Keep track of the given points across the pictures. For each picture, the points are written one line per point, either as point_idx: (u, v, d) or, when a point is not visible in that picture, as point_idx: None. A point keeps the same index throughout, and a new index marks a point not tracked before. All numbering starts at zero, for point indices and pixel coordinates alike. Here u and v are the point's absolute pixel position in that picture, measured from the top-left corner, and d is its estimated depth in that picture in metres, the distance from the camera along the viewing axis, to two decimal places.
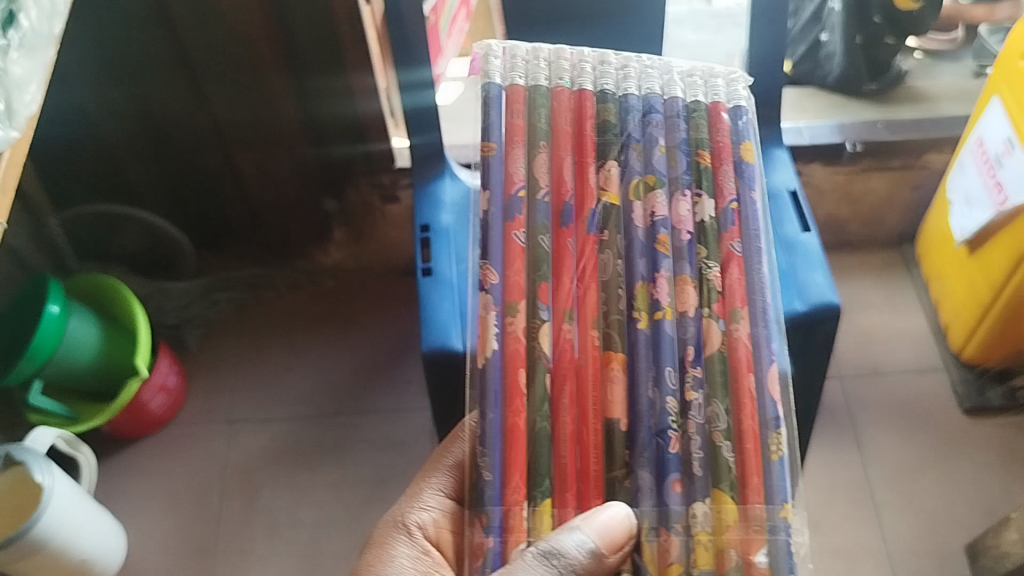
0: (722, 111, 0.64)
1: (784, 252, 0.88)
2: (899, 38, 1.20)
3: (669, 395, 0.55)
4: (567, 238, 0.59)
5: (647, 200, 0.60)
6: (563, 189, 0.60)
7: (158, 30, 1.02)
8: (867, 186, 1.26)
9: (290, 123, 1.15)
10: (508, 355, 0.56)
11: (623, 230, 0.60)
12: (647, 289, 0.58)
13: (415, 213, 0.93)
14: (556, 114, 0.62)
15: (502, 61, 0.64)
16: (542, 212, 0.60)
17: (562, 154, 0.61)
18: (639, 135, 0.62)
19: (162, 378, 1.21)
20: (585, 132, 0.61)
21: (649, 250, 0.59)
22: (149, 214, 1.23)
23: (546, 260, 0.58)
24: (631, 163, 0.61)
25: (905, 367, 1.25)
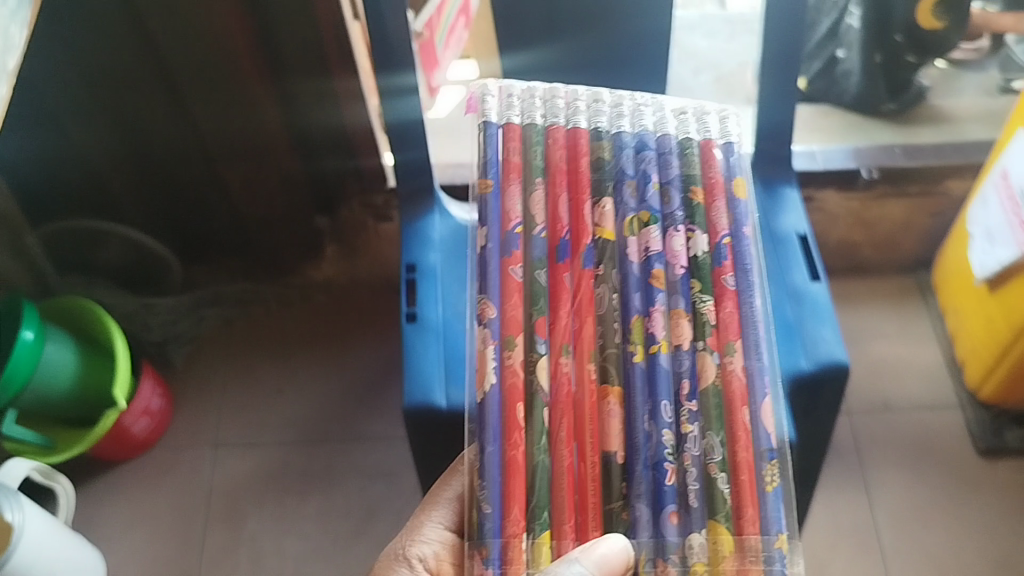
0: (714, 149, 0.62)
1: (791, 303, 0.82)
2: (921, 56, 1.14)
3: (665, 429, 0.55)
4: (564, 273, 0.58)
5: (641, 236, 0.59)
6: (559, 226, 0.59)
7: (132, 33, 0.96)
8: (883, 213, 1.20)
9: (277, 139, 1.09)
10: (506, 389, 0.55)
11: (617, 264, 0.59)
12: (642, 323, 0.57)
13: (403, 249, 0.88)
14: (552, 150, 0.61)
15: (497, 104, 0.62)
16: (538, 247, 0.58)
17: (558, 189, 0.60)
18: (633, 171, 0.61)
19: (145, 401, 1.17)
20: (581, 169, 0.60)
21: (643, 285, 0.58)
22: (132, 230, 1.18)
23: (542, 295, 0.57)
24: (625, 199, 0.60)
25: (918, 404, 1.19)
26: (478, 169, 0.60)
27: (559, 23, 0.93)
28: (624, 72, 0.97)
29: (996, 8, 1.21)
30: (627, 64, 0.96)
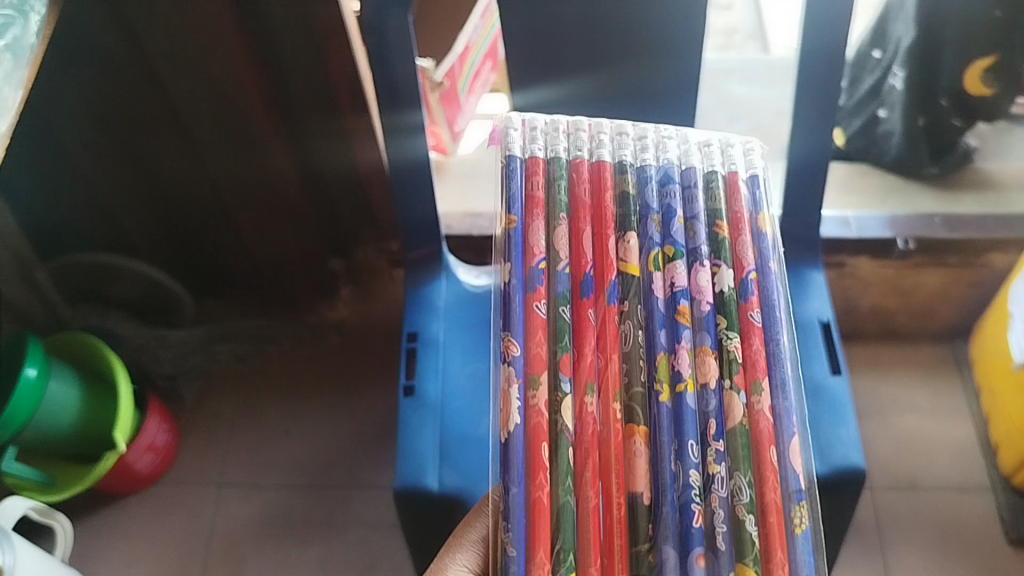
0: (739, 182, 0.61)
1: (808, 397, 0.78)
2: (969, 120, 1.08)
3: (692, 469, 0.52)
4: (589, 309, 0.56)
5: (666, 271, 0.57)
6: (584, 260, 0.57)
7: (138, 80, 0.94)
8: (918, 281, 1.14)
9: (290, 186, 1.09)
10: (530, 429, 0.53)
11: (643, 300, 0.57)
12: (668, 361, 0.55)
13: (405, 317, 0.85)
14: (576, 185, 0.60)
15: (519, 136, 0.61)
16: (562, 282, 0.57)
17: (581, 224, 0.58)
18: (657, 206, 0.59)
19: (150, 437, 1.16)
20: (605, 203, 0.59)
21: (669, 321, 0.56)
22: (146, 266, 1.17)
23: (566, 330, 0.56)
24: (649, 234, 0.58)
25: (947, 484, 1.14)
26: (502, 206, 0.59)
27: (582, 85, 0.91)
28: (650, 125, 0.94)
29: None
30: (652, 117, 0.94)
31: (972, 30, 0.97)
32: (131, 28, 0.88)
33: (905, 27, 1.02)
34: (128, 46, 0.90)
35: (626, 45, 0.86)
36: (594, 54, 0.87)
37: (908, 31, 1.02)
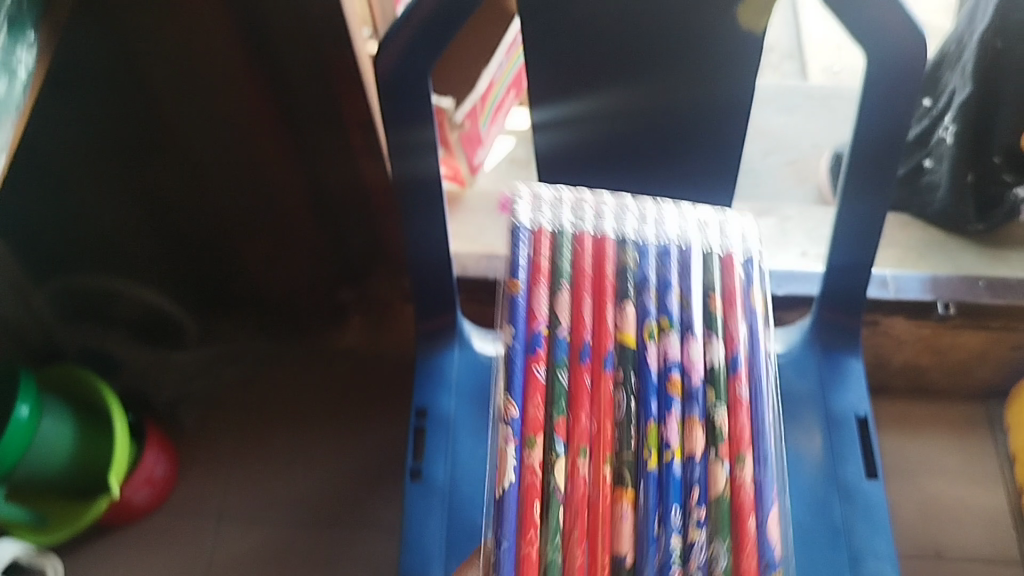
0: (735, 261, 0.61)
1: (838, 501, 0.72)
2: (1020, 177, 1.01)
3: (674, 533, 0.51)
4: (585, 374, 0.54)
5: (660, 343, 0.56)
6: (583, 325, 0.56)
7: (142, 105, 0.84)
8: (957, 342, 1.08)
9: (301, 212, 1.00)
10: (523, 488, 0.51)
11: (637, 369, 0.55)
12: (657, 431, 0.53)
13: (416, 391, 0.80)
14: (578, 257, 0.58)
15: (529, 208, 0.61)
16: (561, 347, 0.55)
17: (581, 292, 0.57)
18: (654, 279, 0.58)
19: (148, 470, 1.11)
20: (605, 276, 0.58)
21: (660, 392, 0.55)
22: (147, 293, 1.09)
23: (562, 394, 0.54)
24: (646, 306, 0.57)
25: (973, 555, 1.08)
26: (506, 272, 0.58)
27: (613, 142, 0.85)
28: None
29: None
30: None
31: None
32: (134, 55, 0.78)
33: (961, 79, 0.96)
34: (125, 82, 0.82)
35: (686, 127, 0.76)
36: (642, 113, 0.75)
37: (963, 84, 0.95)
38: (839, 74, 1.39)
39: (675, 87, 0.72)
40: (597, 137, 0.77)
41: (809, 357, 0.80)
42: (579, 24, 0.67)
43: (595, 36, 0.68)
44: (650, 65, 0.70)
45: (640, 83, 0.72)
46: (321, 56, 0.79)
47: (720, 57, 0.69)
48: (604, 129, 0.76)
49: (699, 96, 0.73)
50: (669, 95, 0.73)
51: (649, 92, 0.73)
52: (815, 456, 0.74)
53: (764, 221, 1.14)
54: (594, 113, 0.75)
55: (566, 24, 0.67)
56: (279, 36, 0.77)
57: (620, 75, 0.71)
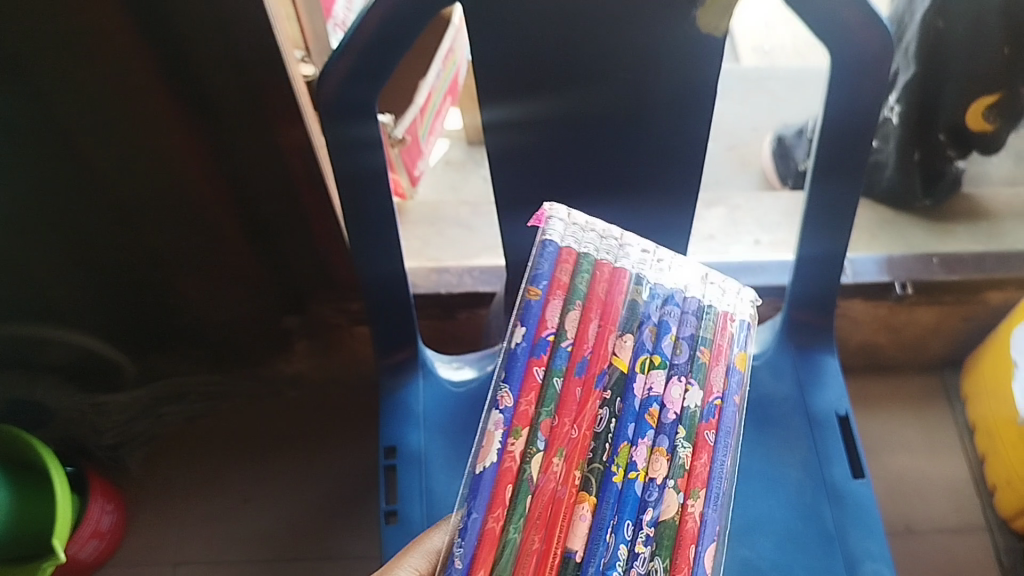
0: (729, 323, 0.53)
1: (828, 502, 0.72)
2: (963, 152, 1.02)
3: (621, 542, 0.45)
4: (577, 387, 0.48)
5: (649, 376, 0.49)
6: (586, 341, 0.49)
7: (58, 145, 0.75)
8: (912, 318, 1.09)
9: (241, 252, 0.96)
10: (499, 470, 0.45)
11: (625, 394, 0.48)
12: (630, 448, 0.47)
13: (382, 428, 0.76)
14: (595, 282, 0.51)
15: (556, 217, 0.53)
16: (560, 356, 0.48)
17: (590, 313, 0.50)
18: (654, 316, 0.51)
19: (94, 522, 1.04)
20: (614, 302, 0.50)
21: (639, 419, 0.48)
22: (77, 335, 1.00)
23: (552, 399, 0.47)
24: (642, 340, 0.50)
25: (941, 526, 1.08)
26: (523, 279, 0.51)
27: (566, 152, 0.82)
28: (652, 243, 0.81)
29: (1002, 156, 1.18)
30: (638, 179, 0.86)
31: (976, 68, 0.91)
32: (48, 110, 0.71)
33: (904, 59, 0.96)
34: (43, 132, 0.73)
35: (645, 153, 0.73)
36: (597, 143, 0.72)
37: (907, 66, 0.96)
38: (770, 52, 1.39)
39: (637, 107, 0.69)
40: (552, 151, 0.72)
41: (784, 359, 0.80)
42: (535, 36, 0.64)
43: (552, 48, 0.65)
44: (611, 72, 0.67)
45: (598, 98, 0.69)
46: (254, 89, 0.74)
47: (685, 81, 0.68)
48: (562, 140, 0.72)
49: (661, 118, 0.70)
50: (628, 118, 0.70)
51: (607, 110, 0.70)
52: (802, 461, 0.74)
53: (712, 213, 1.11)
54: (552, 124, 0.70)
55: (521, 41, 0.64)
56: (207, 67, 0.72)
57: (578, 88, 0.68)
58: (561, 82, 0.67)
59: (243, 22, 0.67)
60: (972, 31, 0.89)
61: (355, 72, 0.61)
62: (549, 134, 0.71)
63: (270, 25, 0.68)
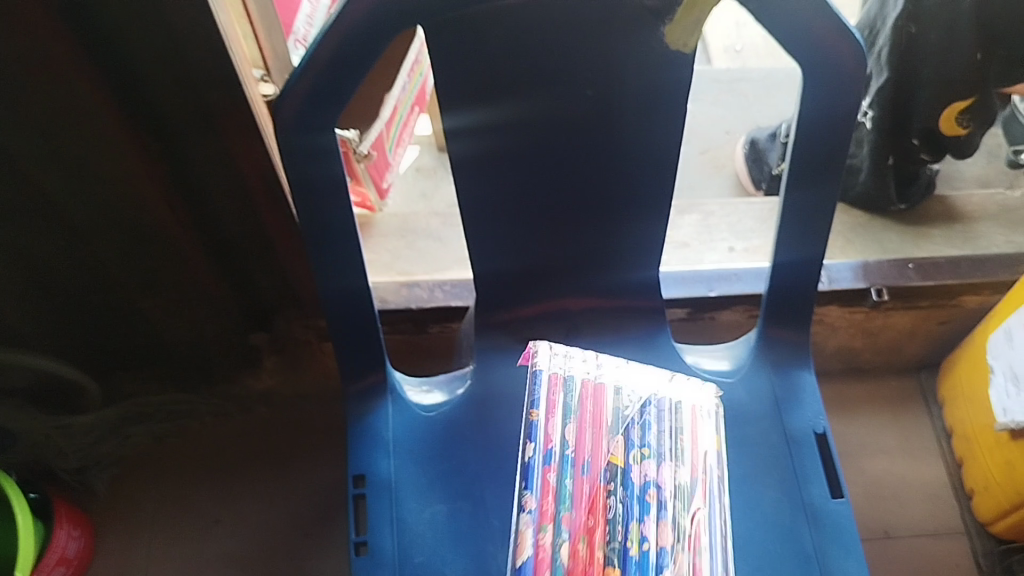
0: (699, 411, 0.63)
1: (806, 522, 0.71)
2: (937, 155, 1.01)
3: None
4: (584, 483, 0.58)
5: (644, 465, 0.59)
6: (584, 449, 0.59)
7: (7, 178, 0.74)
8: (888, 323, 1.08)
9: (203, 272, 0.93)
10: (534, 567, 0.55)
11: (627, 482, 0.58)
12: (638, 528, 0.56)
13: (351, 456, 0.74)
14: (584, 397, 0.62)
15: (542, 354, 0.64)
16: (564, 463, 0.59)
17: (583, 423, 0.60)
18: (637, 415, 0.61)
19: (61, 549, 1.00)
20: (598, 408, 0.61)
21: (643, 501, 0.57)
22: (36, 358, 0.98)
23: (568, 496, 0.57)
24: (632, 438, 0.60)
25: (919, 530, 1.08)
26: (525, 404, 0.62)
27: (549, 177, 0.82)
28: (624, 260, 0.78)
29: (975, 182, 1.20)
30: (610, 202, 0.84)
31: (950, 73, 0.90)
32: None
33: (877, 65, 0.96)
34: None
35: (613, 171, 0.71)
36: (564, 163, 0.70)
37: (880, 71, 0.96)
38: (740, 52, 1.40)
39: (605, 125, 0.67)
40: (517, 178, 0.70)
41: (760, 376, 0.79)
42: (500, 56, 0.62)
43: (519, 69, 0.63)
44: (579, 89, 0.65)
45: (566, 115, 0.66)
46: (209, 110, 0.72)
47: (654, 92, 0.65)
48: (528, 163, 0.69)
49: (629, 134, 0.68)
50: (596, 135, 0.68)
51: (575, 128, 0.67)
52: (780, 481, 0.73)
53: (685, 221, 1.10)
54: (518, 148, 0.68)
55: (484, 64, 0.62)
56: (161, 89, 0.69)
57: (545, 109, 0.66)
58: (527, 103, 0.65)
59: (197, 44, 0.65)
60: (944, 36, 0.88)
61: (313, 96, 0.58)
62: (516, 158, 0.68)
63: (225, 46, 0.65)
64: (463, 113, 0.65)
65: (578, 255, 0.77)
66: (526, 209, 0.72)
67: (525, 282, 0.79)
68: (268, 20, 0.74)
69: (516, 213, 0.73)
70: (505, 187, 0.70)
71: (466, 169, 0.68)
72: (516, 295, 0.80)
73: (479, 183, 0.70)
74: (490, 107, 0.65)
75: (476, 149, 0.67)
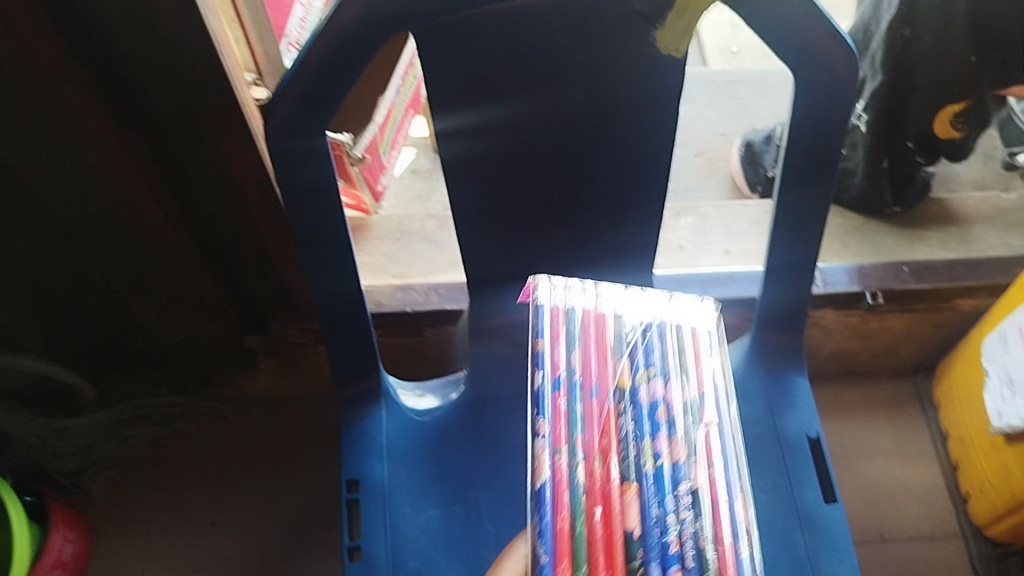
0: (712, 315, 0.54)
1: (799, 526, 0.72)
2: (932, 158, 1.01)
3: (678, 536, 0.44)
4: (594, 403, 0.47)
5: (652, 383, 0.49)
6: (590, 369, 0.48)
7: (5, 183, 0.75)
8: (883, 326, 1.08)
9: (198, 276, 0.93)
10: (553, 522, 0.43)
11: (637, 404, 0.47)
12: (653, 446, 0.46)
13: (344, 461, 0.74)
14: (588, 318, 0.50)
15: (542, 288, 0.50)
16: (564, 383, 0.47)
17: (588, 345, 0.49)
18: (640, 338, 0.50)
19: (56, 552, 1.00)
20: (600, 332, 0.50)
21: (655, 417, 0.47)
22: (34, 360, 0.98)
23: (579, 420, 0.46)
24: (639, 354, 0.49)
25: (915, 533, 1.08)
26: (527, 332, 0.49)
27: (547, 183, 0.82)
28: (617, 265, 0.78)
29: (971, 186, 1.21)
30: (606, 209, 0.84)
31: (944, 76, 0.90)
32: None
33: (871, 68, 0.96)
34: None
35: (606, 174, 0.71)
36: (556, 168, 0.70)
37: (874, 74, 0.96)
38: (737, 54, 1.40)
39: (597, 129, 0.67)
40: (509, 182, 0.70)
41: (752, 380, 0.80)
42: (492, 60, 0.61)
43: (511, 74, 0.63)
44: (570, 93, 0.64)
45: (558, 118, 0.66)
46: (202, 114, 0.72)
47: (646, 97, 0.65)
48: (520, 168, 0.69)
49: (621, 138, 0.68)
50: (588, 139, 0.68)
51: (567, 132, 0.67)
52: (773, 486, 0.74)
53: (680, 223, 1.10)
54: (510, 152, 0.68)
55: (476, 70, 0.62)
56: (155, 94, 0.69)
57: (537, 113, 0.66)
58: (520, 108, 0.65)
59: (187, 48, 0.65)
60: (938, 39, 0.88)
61: (303, 101, 0.58)
62: (508, 163, 0.69)
63: (218, 52, 0.65)
64: (456, 117, 0.64)
65: (572, 259, 0.77)
66: (519, 212, 0.72)
67: (519, 286, 0.79)
68: (261, 25, 0.74)
69: (510, 217, 0.73)
70: (498, 193, 0.70)
71: (459, 173, 0.68)
72: (509, 298, 0.80)
73: (472, 188, 0.70)
74: (481, 112, 0.64)
75: (469, 153, 0.67)
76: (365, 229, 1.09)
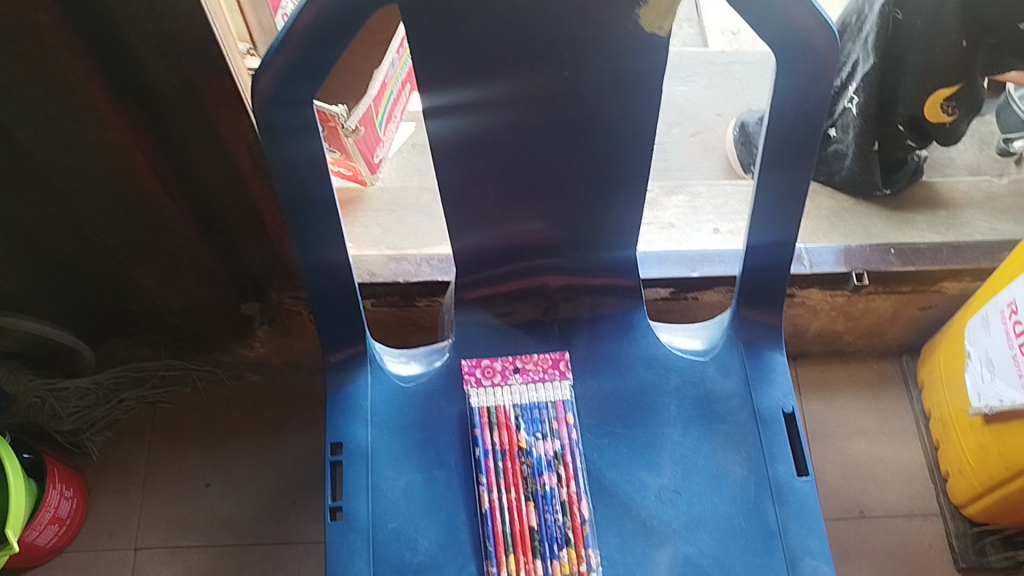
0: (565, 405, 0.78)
1: (771, 498, 0.75)
2: (922, 142, 1.02)
3: (554, 511, 0.74)
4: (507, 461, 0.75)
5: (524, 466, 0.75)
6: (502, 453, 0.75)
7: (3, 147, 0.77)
8: (869, 307, 1.09)
9: (194, 244, 0.95)
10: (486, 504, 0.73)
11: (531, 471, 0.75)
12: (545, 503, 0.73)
13: (329, 424, 0.76)
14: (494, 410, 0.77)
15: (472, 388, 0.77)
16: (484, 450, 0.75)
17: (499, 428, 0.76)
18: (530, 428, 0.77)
19: (53, 508, 1.02)
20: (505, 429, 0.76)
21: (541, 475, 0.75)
22: (32, 321, 1.01)
23: (499, 470, 0.75)
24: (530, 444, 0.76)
25: (894, 510, 1.10)
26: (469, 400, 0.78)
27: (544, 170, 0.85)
28: (602, 239, 0.80)
29: (963, 169, 1.22)
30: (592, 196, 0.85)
31: (935, 60, 0.90)
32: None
33: (864, 50, 0.98)
34: None
35: (589, 152, 0.72)
36: (540, 142, 0.71)
37: (867, 56, 0.97)
38: (737, 35, 1.40)
39: (580, 105, 0.69)
40: (494, 156, 0.71)
41: (732, 355, 0.81)
42: (475, 37, 0.63)
43: (496, 51, 0.64)
44: (554, 71, 0.66)
45: (541, 94, 0.67)
46: (197, 86, 0.73)
47: (632, 72, 0.66)
48: (504, 143, 0.70)
49: (604, 115, 0.70)
50: (571, 115, 0.69)
51: (550, 109, 0.69)
52: (746, 458, 0.76)
53: (672, 202, 1.11)
54: (495, 127, 0.69)
55: (463, 48, 0.63)
56: (150, 63, 0.70)
57: (521, 92, 0.67)
58: (503, 85, 0.66)
59: (179, 18, 0.66)
60: (929, 23, 0.89)
61: (290, 72, 0.59)
62: (494, 137, 0.70)
63: (210, 24, 0.67)
64: (442, 94, 0.66)
65: (556, 232, 0.79)
66: (502, 186, 0.74)
67: (504, 257, 0.81)
68: None
69: (494, 193, 0.74)
70: (484, 167, 0.72)
71: (444, 146, 0.69)
72: (495, 271, 0.82)
73: (457, 161, 0.71)
74: (466, 89, 0.66)
75: (453, 126, 0.68)
76: (358, 200, 1.11)
